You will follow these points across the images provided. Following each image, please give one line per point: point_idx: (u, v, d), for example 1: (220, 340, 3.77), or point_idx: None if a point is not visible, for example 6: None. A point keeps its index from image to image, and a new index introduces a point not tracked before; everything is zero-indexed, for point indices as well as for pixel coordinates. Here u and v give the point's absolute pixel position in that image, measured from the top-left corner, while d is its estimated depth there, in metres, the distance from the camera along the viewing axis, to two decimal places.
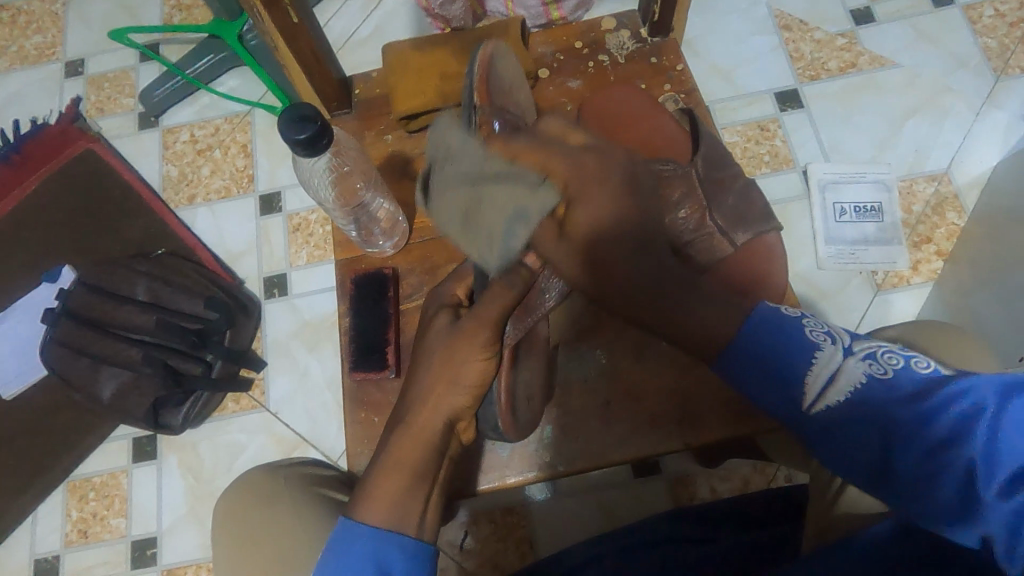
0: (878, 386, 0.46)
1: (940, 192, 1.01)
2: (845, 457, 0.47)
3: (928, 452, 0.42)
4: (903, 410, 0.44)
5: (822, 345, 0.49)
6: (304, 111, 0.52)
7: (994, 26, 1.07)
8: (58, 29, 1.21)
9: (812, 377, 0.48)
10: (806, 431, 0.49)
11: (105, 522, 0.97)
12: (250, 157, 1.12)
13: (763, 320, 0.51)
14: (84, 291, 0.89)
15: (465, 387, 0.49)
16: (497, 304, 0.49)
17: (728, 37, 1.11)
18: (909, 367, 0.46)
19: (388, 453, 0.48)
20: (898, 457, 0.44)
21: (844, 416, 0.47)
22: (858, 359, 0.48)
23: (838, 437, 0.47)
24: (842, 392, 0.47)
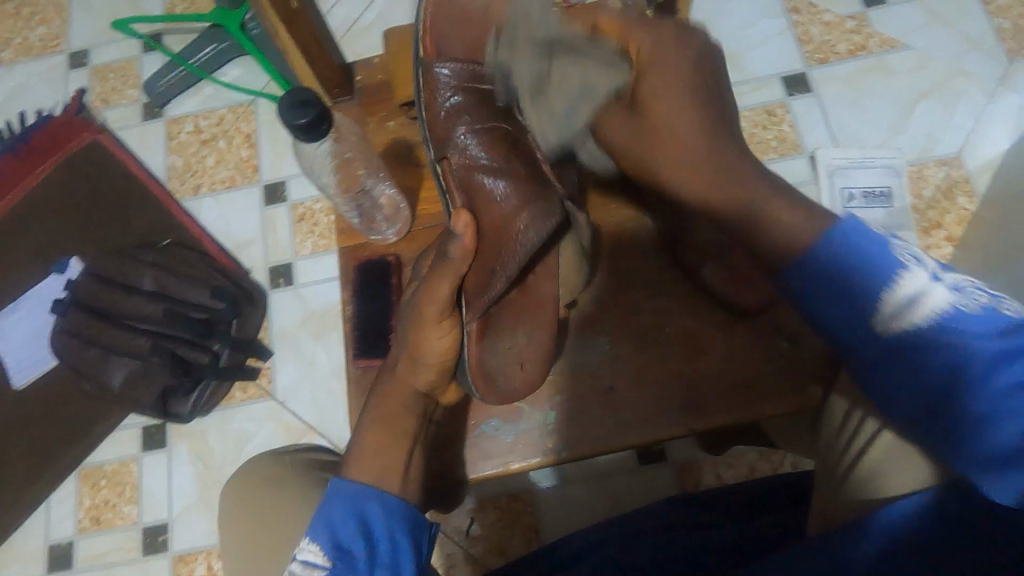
0: (958, 317, 0.44)
1: (951, 176, 0.99)
2: (902, 384, 0.46)
3: (1003, 395, 0.41)
4: (981, 348, 0.42)
5: (909, 264, 0.46)
6: (304, 95, 0.52)
7: (1008, 6, 1.05)
8: (62, 20, 1.21)
9: (890, 296, 0.45)
10: (864, 345, 0.47)
11: (117, 509, 0.99)
12: (254, 147, 1.12)
13: (843, 242, 0.48)
14: (91, 282, 0.90)
15: (428, 362, 0.54)
16: (445, 278, 0.51)
17: (736, 20, 1.09)
18: (995, 308, 0.44)
19: (369, 415, 0.56)
20: (967, 399, 0.42)
21: (916, 341, 0.44)
22: (945, 288, 0.45)
23: (902, 363, 0.45)
24: (915, 321, 0.44)
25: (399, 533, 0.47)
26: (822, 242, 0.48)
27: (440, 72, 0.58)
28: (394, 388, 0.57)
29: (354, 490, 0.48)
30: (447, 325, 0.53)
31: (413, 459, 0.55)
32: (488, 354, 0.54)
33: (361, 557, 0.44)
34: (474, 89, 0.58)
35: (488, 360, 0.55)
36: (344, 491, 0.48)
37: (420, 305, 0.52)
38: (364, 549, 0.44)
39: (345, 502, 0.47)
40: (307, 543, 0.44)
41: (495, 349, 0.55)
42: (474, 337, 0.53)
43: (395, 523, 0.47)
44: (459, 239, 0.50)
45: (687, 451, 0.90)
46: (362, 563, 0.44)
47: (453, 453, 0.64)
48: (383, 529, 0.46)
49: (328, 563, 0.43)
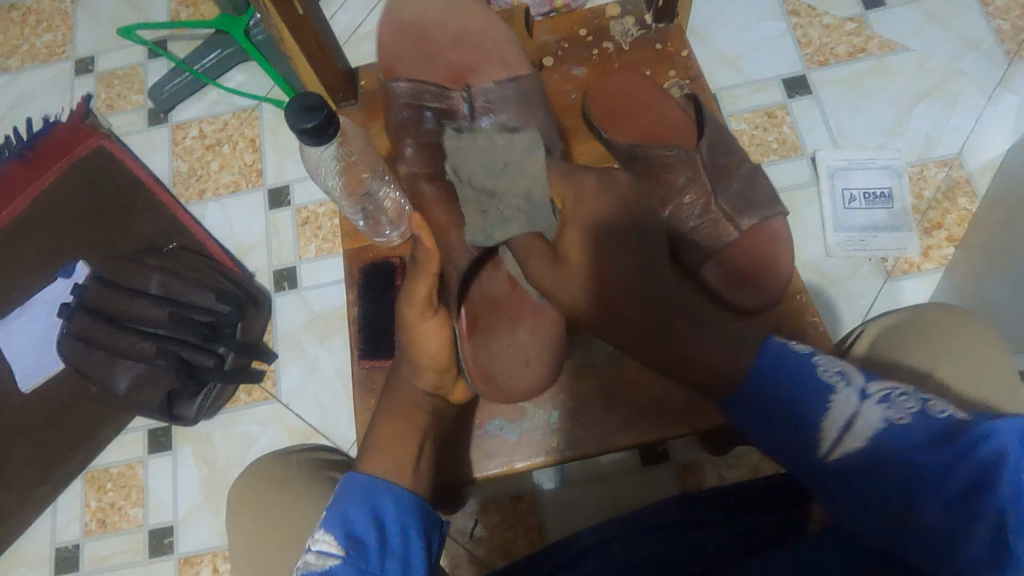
0: (896, 431, 0.45)
1: (951, 177, 1.00)
2: (856, 507, 0.46)
3: (952, 502, 0.41)
4: (918, 458, 0.43)
5: (836, 387, 0.50)
6: (310, 98, 0.53)
7: (1007, 8, 1.05)
8: (68, 27, 1.23)
9: (827, 421, 0.49)
10: (823, 480, 0.48)
11: (123, 511, 0.99)
12: (258, 152, 1.13)
13: (767, 360, 0.54)
14: (98, 286, 0.91)
15: (426, 364, 0.56)
16: (422, 277, 0.54)
17: (736, 23, 1.10)
18: (925, 412, 0.45)
19: (382, 412, 0.57)
20: (921, 507, 0.42)
21: (859, 464, 0.46)
22: (874, 404, 0.48)
23: (850, 486, 0.46)
24: (855, 439, 0.47)
25: (413, 528, 0.48)
26: (754, 362, 0.54)
27: (398, 90, 0.68)
28: (398, 399, 0.57)
29: (371, 482, 0.49)
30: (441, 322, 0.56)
31: (426, 447, 0.55)
32: (479, 351, 0.57)
33: (375, 549, 0.45)
34: (421, 104, 0.67)
35: (486, 361, 0.58)
36: (364, 485, 0.49)
37: (403, 313, 0.55)
38: (378, 540, 0.45)
39: (362, 495, 0.48)
40: (322, 534, 0.45)
41: (485, 347, 0.58)
42: (463, 337, 0.56)
43: (410, 517, 0.48)
44: (419, 240, 0.54)
45: (690, 452, 0.90)
46: (375, 556, 0.45)
47: (458, 452, 0.64)
48: (397, 522, 0.47)
49: (341, 553, 0.44)
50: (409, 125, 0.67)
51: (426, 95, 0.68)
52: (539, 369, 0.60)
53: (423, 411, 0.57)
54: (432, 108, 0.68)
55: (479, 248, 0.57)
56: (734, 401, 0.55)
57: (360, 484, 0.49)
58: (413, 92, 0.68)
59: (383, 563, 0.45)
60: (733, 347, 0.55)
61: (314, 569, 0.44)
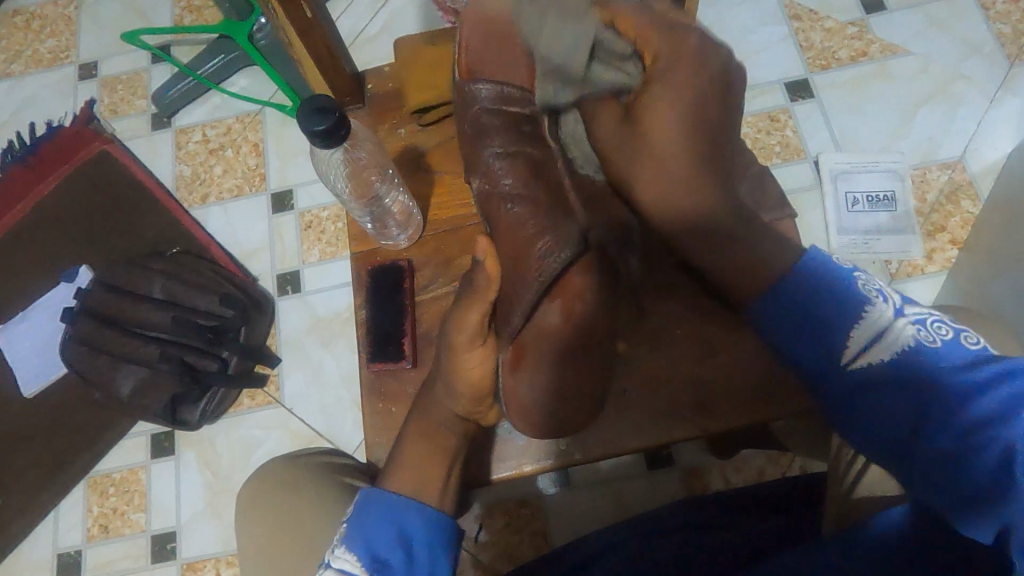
0: (925, 352, 0.47)
1: (954, 180, 1.00)
2: (866, 420, 0.48)
3: (962, 432, 0.42)
4: (945, 379, 0.45)
5: (874, 301, 0.51)
6: (320, 102, 0.53)
7: (1007, 12, 1.06)
8: (71, 32, 1.23)
9: (857, 330, 0.50)
10: (834, 382, 0.50)
11: (125, 517, 0.99)
12: (261, 156, 1.13)
13: (809, 268, 0.53)
14: (103, 291, 0.90)
15: (461, 391, 0.55)
16: (473, 308, 0.52)
17: (738, 27, 1.10)
18: (957, 341, 0.47)
19: (410, 428, 0.56)
20: (930, 429, 0.44)
21: (881, 377, 0.47)
22: (908, 322, 0.49)
23: (868, 393, 0.48)
24: (882, 354, 0.48)
25: (437, 547, 0.48)
26: (794, 269, 0.54)
27: (477, 94, 0.58)
28: (427, 420, 0.56)
29: (393, 500, 0.49)
30: (488, 348, 0.54)
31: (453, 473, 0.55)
32: (524, 387, 0.55)
33: (399, 569, 0.45)
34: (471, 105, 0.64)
35: (523, 393, 0.56)
36: (390, 504, 0.49)
37: (451, 336, 0.54)
38: (403, 562, 0.46)
39: (383, 512, 0.48)
40: (344, 553, 0.46)
41: (529, 382, 0.55)
42: (506, 369, 0.55)
43: (433, 535, 0.48)
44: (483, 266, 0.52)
45: (695, 455, 0.90)
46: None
47: (466, 455, 0.64)
48: (421, 540, 0.47)
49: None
50: (455, 128, 0.64)
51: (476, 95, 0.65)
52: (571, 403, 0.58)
53: (449, 436, 0.56)
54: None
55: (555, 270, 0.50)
56: (762, 304, 0.54)
57: (390, 505, 0.49)
58: (460, 90, 0.64)
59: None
60: (780, 242, 0.55)
61: None
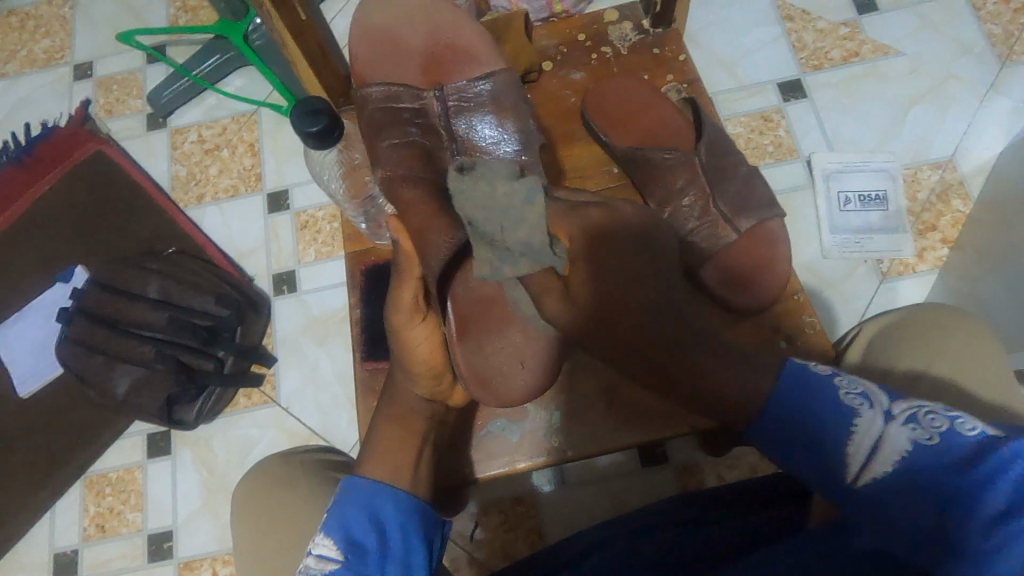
0: (925, 452, 0.44)
1: (945, 179, 1.01)
2: (881, 529, 0.43)
3: (989, 528, 0.39)
4: (952, 482, 0.42)
5: (861, 410, 0.49)
6: (314, 103, 0.53)
7: (998, 13, 1.07)
8: (66, 33, 1.23)
9: (853, 444, 0.48)
10: (847, 501, 0.47)
11: (122, 516, 0.99)
12: (257, 156, 1.13)
13: (789, 382, 0.54)
14: (97, 291, 0.91)
15: (417, 370, 0.57)
16: (409, 280, 0.56)
17: (731, 28, 1.11)
18: (955, 430, 0.44)
19: (381, 416, 0.57)
20: (966, 538, 0.40)
21: (893, 489, 0.44)
22: (900, 423, 0.46)
23: (885, 509, 0.44)
24: (883, 463, 0.46)
25: (412, 533, 0.48)
26: (775, 384, 0.54)
27: (372, 93, 0.67)
28: (395, 408, 0.57)
29: (373, 488, 0.49)
30: (432, 324, 0.57)
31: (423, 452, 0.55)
32: (473, 355, 0.58)
33: (373, 554, 0.46)
34: (397, 108, 0.67)
35: (478, 364, 0.58)
36: (362, 490, 0.49)
37: (391, 316, 0.57)
38: (376, 544, 0.46)
39: (362, 500, 0.49)
40: (321, 538, 0.46)
41: (471, 351, 0.58)
42: (453, 342, 0.58)
43: (409, 522, 0.49)
44: (398, 244, 0.57)
45: (689, 453, 0.91)
46: (373, 561, 0.45)
47: (459, 452, 0.64)
48: (395, 522, 0.48)
49: (340, 557, 0.45)
50: (381, 125, 0.66)
51: (400, 97, 0.67)
52: (536, 369, 0.59)
53: (419, 415, 0.57)
54: (408, 108, 0.67)
55: (450, 252, 0.54)
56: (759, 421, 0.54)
57: (365, 492, 0.49)
58: (387, 95, 0.67)
59: (382, 567, 0.45)
60: (757, 364, 0.56)
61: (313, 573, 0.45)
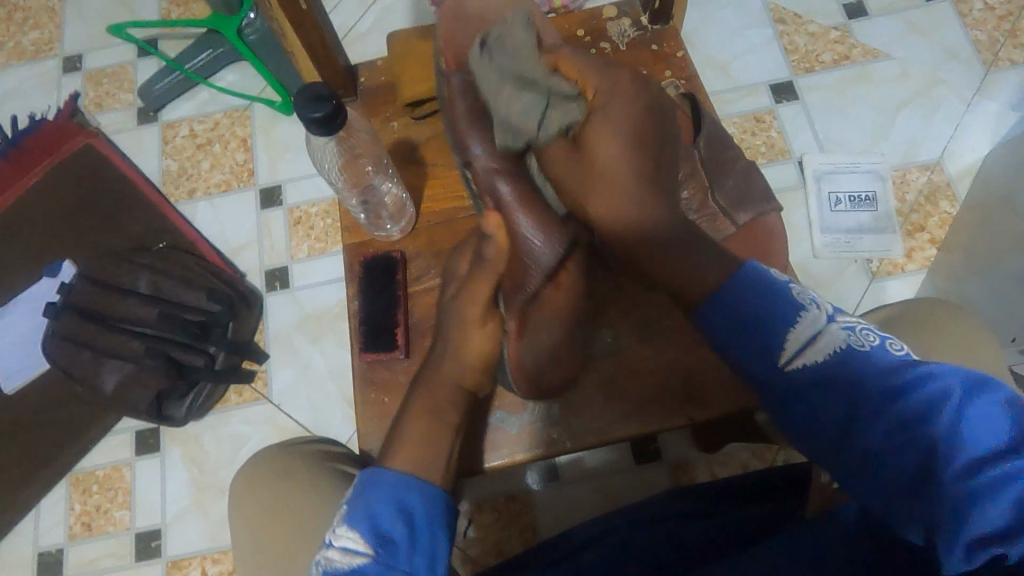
0: (855, 355, 0.46)
1: (932, 181, 1.03)
2: (801, 418, 0.48)
3: (892, 427, 0.43)
4: (872, 382, 0.45)
5: (807, 307, 0.50)
6: (318, 90, 0.53)
7: (983, 19, 1.09)
8: (55, 25, 1.21)
9: (794, 330, 0.49)
10: (768, 378, 0.50)
11: (109, 515, 0.98)
12: (250, 151, 1.12)
13: (748, 278, 0.51)
14: (86, 285, 0.89)
15: (468, 363, 0.56)
16: (482, 286, 0.55)
17: (725, 29, 1.12)
18: (885, 347, 0.47)
19: (410, 408, 0.54)
20: (864, 433, 0.44)
21: (818, 376, 0.47)
22: (840, 326, 0.48)
23: (802, 398, 0.48)
24: (818, 353, 0.48)
25: (436, 519, 0.47)
26: (728, 276, 0.52)
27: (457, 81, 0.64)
28: (431, 392, 0.55)
29: (397, 479, 0.48)
30: (491, 330, 0.56)
31: (456, 446, 0.53)
32: (526, 353, 0.58)
33: (401, 545, 0.45)
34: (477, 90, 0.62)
35: (526, 358, 0.58)
36: (384, 478, 0.48)
37: (462, 311, 0.56)
38: (405, 537, 0.45)
39: (385, 491, 0.47)
40: (345, 530, 0.46)
41: (533, 346, 0.58)
42: (511, 336, 0.57)
43: (433, 509, 0.47)
44: (491, 240, 0.55)
45: (681, 450, 0.92)
46: (402, 553, 0.45)
47: (458, 445, 0.64)
48: (421, 515, 0.47)
49: (368, 551, 0.45)
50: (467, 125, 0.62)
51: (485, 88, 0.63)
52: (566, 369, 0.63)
53: (453, 409, 0.54)
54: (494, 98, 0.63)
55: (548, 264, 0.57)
56: (708, 312, 0.52)
57: (388, 480, 0.48)
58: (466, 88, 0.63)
59: (410, 559, 0.45)
60: (717, 256, 0.53)
61: (338, 566, 0.45)
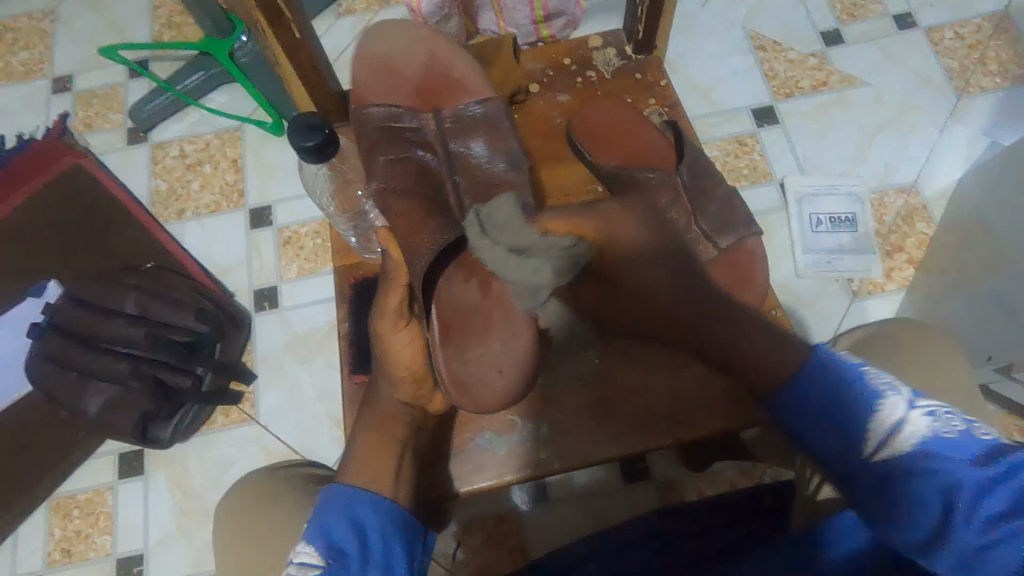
0: (944, 443, 0.43)
1: (909, 204, 1.06)
2: (891, 518, 0.43)
3: (991, 525, 0.40)
4: (969, 475, 0.41)
5: (886, 393, 0.46)
6: (309, 119, 0.54)
7: (954, 48, 1.14)
8: (46, 46, 1.22)
9: (873, 424, 0.46)
10: (855, 478, 0.46)
11: (89, 540, 0.96)
12: (240, 172, 1.13)
13: (824, 362, 0.49)
14: (71, 307, 0.86)
15: (399, 376, 0.56)
16: (394, 287, 0.56)
17: (707, 55, 1.16)
18: (972, 433, 0.43)
19: (358, 423, 0.57)
20: (961, 531, 0.40)
21: (906, 470, 0.43)
22: (920, 413, 0.45)
23: (886, 494, 0.44)
24: (901, 448, 0.44)
25: (393, 535, 0.48)
26: (806, 363, 0.50)
27: (371, 113, 0.67)
28: (376, 413, 0.57)
29: (353, 493, 0.49)
30: (412, 331, 0.56)
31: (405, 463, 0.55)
32: (457, 364, 0.56)
33: (353, 557, 0.46)
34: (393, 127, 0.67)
35: (461, 370, 0.56)
36: (340, 493, 0.49)
37: (376, 322, 0.57)
38: (358, 550, 0.46)
39: (341, 505, 0.48)
40: (304, 546, 0.46)
41: (461, 356, 0.57)
42: (436, 346, 0.57)
43: (389, 524, 0.49)
44: (388, 255, 0.56)
45: (669, 469, 0.92)
46: (354, 562, 0.45)
47: (447, 466, 0.64)
48: (375, 528, 0.48)
49: (322, 563, 0.45)
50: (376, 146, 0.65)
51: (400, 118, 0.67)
52: (514, 380, 0.56)
53: (400, 421, 0.57)
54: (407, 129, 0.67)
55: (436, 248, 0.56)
56: (779, 397, 0.51)
57: (343, 492, 0.49)
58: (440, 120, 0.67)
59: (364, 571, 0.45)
60: (784, 338, 0.52)
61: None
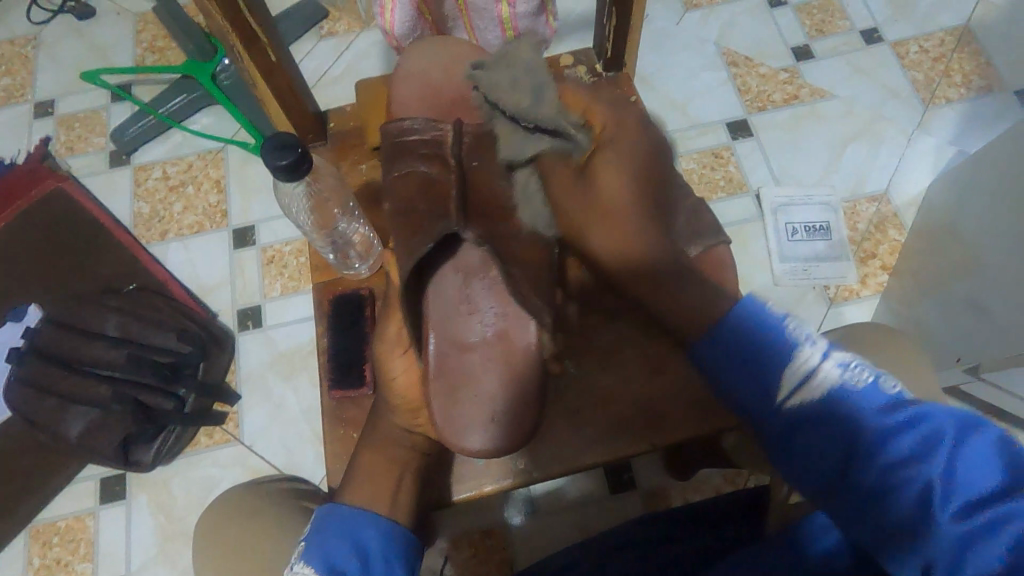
0: (846, 393, 0.48)
1: (881, 211, 1.08)
2: (804, 460, 0.48)
3: (886, 469, 0.44)
4: (867, 425, 0.46)
5: (803, 345, 0.51)
6: (285, 138, 0.55)
7: (919, 61, 1.18)
8: (28, 71, 1.23)
9: (787, 374, 0.50)
10: (771, 421, 0.50)
11: (70, 568, 0.94)
12: (223, 193, 1.13)
13: (746, 318, 0.53)
14: (53, 330, 0.86)
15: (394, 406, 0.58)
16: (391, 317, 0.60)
17: (682, 71, 1.19)
18: (878, 386, 0.48)
19: (362, 449, 0.59)
20: (860, 472, 0.45)
21: (810, 416, 0.48)
22: (834, 364, 0.49)
23: (798, 436, 0.49)
24: (809, 394, 0.49)
25: (391, 556, 0.49)
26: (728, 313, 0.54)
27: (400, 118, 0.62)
28: (377, 437, 0.59)
29: (352, 515, 0.50)
30: (410, 357, 0.58)
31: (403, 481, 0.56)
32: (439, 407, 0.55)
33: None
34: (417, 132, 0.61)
35: (444, 412, 0.55)
36: (339, 515, 0.50)
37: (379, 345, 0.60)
38: (358, 568, 0.47)
39: (341, 528, 0.49)
40: (303, 565, 0.46)
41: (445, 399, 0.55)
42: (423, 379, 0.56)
43: (389, 546, 0.50)
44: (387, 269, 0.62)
45: (655, 479, 0.93)
46: None
47: (428, 480, 0.64)
48: (376, 549, 0.49)
49: None
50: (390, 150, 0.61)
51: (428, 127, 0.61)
52: (493, 433, 0.54)
53: (398, 445, 0.58)
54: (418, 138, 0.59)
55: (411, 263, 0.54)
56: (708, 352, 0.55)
57: (344, 515, 0.50)
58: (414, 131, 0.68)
59: None
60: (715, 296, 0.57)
61: None
